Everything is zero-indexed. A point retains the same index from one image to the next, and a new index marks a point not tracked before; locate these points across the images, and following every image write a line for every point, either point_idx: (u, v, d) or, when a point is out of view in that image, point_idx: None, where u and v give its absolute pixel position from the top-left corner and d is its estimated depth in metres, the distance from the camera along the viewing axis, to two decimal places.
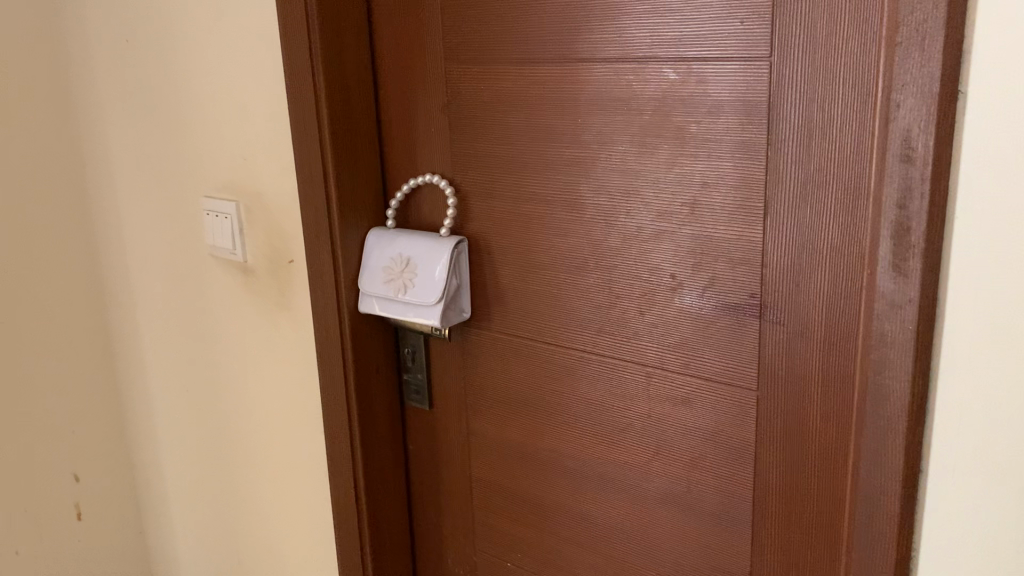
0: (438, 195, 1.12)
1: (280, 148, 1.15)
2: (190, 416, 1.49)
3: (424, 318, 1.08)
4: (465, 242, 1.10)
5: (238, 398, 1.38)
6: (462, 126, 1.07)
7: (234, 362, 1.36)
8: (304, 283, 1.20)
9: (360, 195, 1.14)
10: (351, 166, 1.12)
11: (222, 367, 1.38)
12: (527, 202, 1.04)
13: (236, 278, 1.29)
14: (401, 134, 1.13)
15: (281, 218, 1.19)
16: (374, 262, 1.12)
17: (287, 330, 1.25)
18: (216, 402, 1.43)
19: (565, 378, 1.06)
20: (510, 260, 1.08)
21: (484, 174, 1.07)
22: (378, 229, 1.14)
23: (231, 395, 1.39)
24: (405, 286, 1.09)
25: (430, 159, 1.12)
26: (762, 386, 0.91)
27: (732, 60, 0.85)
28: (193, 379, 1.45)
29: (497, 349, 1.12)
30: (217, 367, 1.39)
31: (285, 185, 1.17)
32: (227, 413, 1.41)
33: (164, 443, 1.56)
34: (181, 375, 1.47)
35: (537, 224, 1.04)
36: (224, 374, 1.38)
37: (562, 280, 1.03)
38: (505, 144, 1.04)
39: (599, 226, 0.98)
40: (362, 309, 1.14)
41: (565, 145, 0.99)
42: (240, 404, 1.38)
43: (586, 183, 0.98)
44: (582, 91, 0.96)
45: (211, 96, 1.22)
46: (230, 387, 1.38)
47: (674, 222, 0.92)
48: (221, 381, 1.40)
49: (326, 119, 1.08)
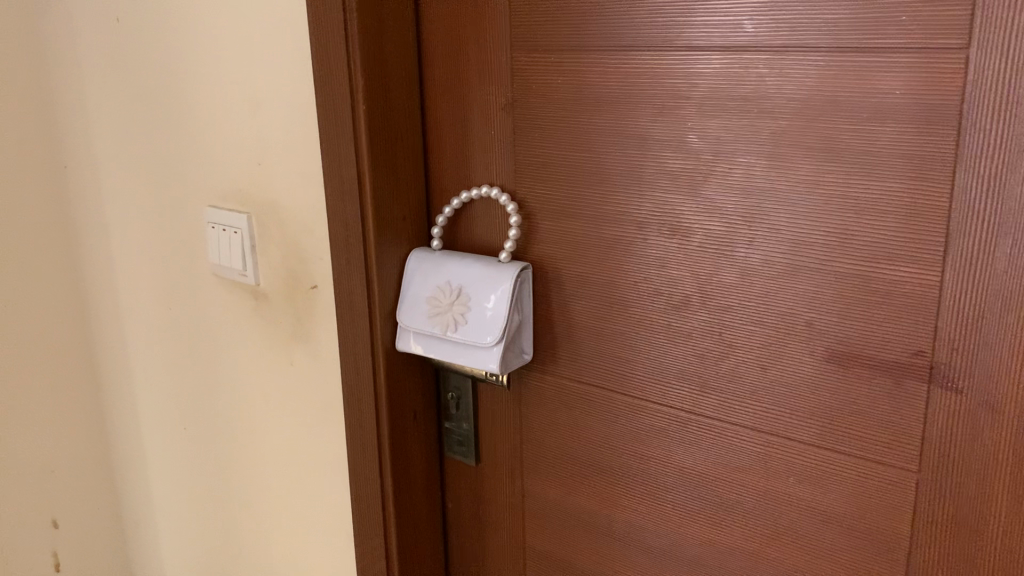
0: (496, 211, 0.92)
1: (303, 153, 0.95)
2: (185, 457, 1.29)
3: (479, 363, 0.89)
4: (529, 269, 0.90)
5: (244, 441, 1.17)
6: (531, 128, 0.87)
7: (241, 400, 1.15)
8: (328, 315, 0.99)
9: (400, 211, 0.94)
10: (389, 176, 0.91)
11: (226, 403, 1.18)
12: (611, 224, 0.84)
13: (244, 302, 1.09)
14: (450, 137, 0.93)
15: (301, 236, 0.99)
16: (416, 293, 0.93)
17: (305, 369, 1.05)
18: (216, 442, 1.22)
19: (653, 439, 0.87)
20: (587, 294, 0.88)
21: (556, 189, 0.87)
22: (420, 251, 0.95)
23: (235, 436, 1.19)
24: (456, 323, 0.89)
25: (486, 167, 0.92)
26: (923, 468, 0.72)
27: (911, 50, 0.65)
28: (191, 414, 1.25)
29: (564, 399, 0.93)
30: (220, 402, 1.19)
31: (307, 195, 0.96)
32: (230, 455, 1.21)
33: (157, 484, 1.36)
34: (177, 412, 1.27)
35: (625, 252, 0.84)
36: (230, 412, 1.18)
37: (653, 321, 0.84)
38: (585, 151, 0.84)
39: (708, 258, 0.78)
40: (400, 346, 0.94)
41: (667, 155, 0.78)
42: (245, 448, 1.17)
43: (693, 204, 0.78)
44: (692, 87, 0.76)
45: (220, 88, 1.01)
46: (235, 427, 1.18)
47: (814, 256, 0.73)
48: (225, 420, 1.19)
49: (363, 119, 0.88)
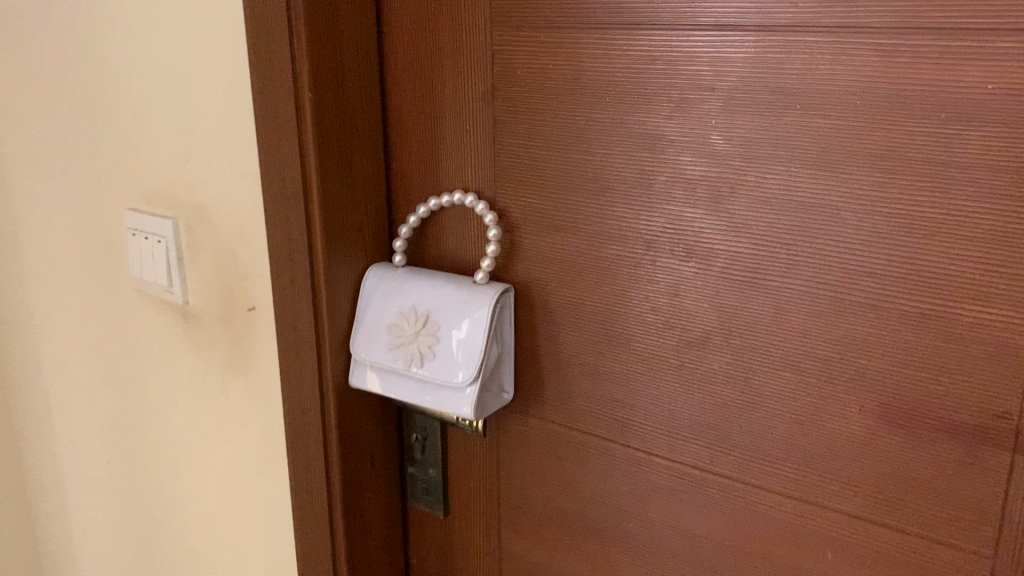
0: (470, 221, 0.77)
1: (237, 149, 0.79)
2: (105, 500, 1.11)
3: (451, 406, 0.74)
4: (509, 293, 0.75)
5: (173, 483, 1.01)
6: (515, 124, 0.72)
7: (167, 436, 0.99)
8: (268, 342, 0.83)
9: (355, 221, 0.78)
10: (341, 179, 0.76)
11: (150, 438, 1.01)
12: (611, 241, 0.69)
13: (170, 323, 0.92)
14: (416, 132, 0.78)
15: (235, 248, 0.82)
16: (376, 319, 0.78)
17: (241, 403, 0.89)
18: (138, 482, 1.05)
19: (658, 500, 0.72)
20: (580, 324, 0.73)
21: (545, 196, 0.72)
22: (379, 269, 0.79)
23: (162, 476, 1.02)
24: (425, 357, 0.75)
25: (460, 169, 0.76)
26: (1002, 555, 0.58)
27: (1008, 32, 0.50)
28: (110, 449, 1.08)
29: (550, 447, 0.78)
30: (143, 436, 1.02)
31: (243, 200, 0.80)
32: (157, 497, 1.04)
33: (75, 525, 1.19)
34: (95, 449, 1.10)
35: (628, 275, 0.69)
36: (155, 451, 1.01)
37: (662, 359, 0.69)
38: (581, 152, 0.69)
39: (732, 286, 0.64)
40: (356, 382, 0.79)
41: (684, 160, 0.64)
42: (171, 492, 1.01)
43: (715, 220, 0.63)
44: (718, 76, 0.61)
45: (141, 69, 0.84)
46: (161, 469, 1.01)
47: (870, 289, 0.58)
48: (148, 459, 1.02)
49: (309, 111, 0.72)
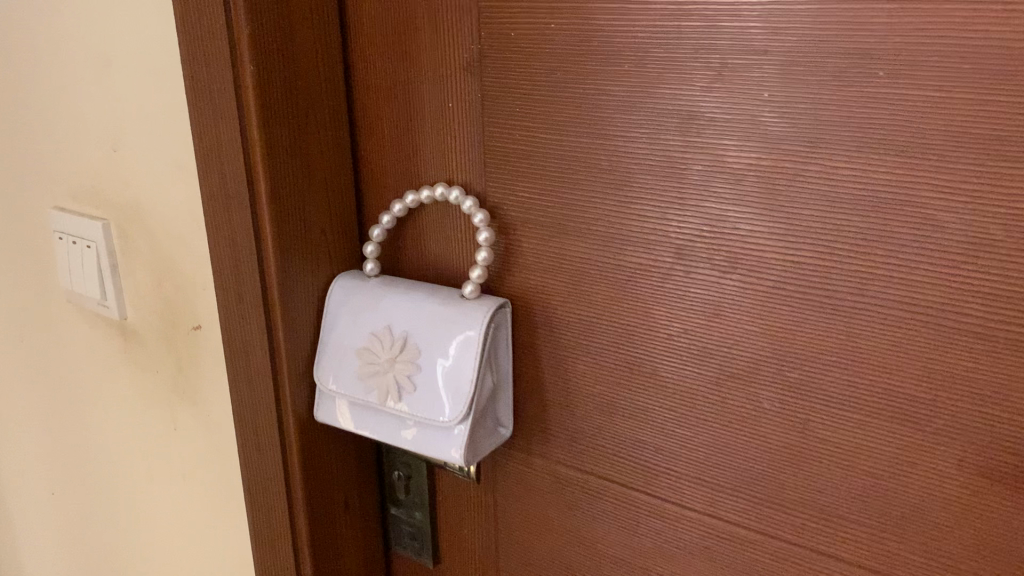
0: (455, 221, 0.63)
1: (170, 138, 0.64)
2: (44, 539, 0.98)
3: (436, 450, 0.61)
4: (505, 307, 0.61)
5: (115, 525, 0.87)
6: (508, 101, 0.58)
7: (107, 473, 0.85)
8: (218, 366, 0.70)
9: (317, 224, 0.64)
10: (297, 174, 0.62)
11: (87, 473, 0.87)
12: (632, 246, 0.55)
13: (106, 342, 0.78)
14: (390, 112, 0.64)
15: (174, 256, 0.68)
16: (344, 343, 0.64)
17: (190, 437, 0.75)
18: (77, 521, 0.91)
19: (691, 561, 0.59)
20: (592, 346, 0.59)
21: (547, 191, 0.58)
22: (348, 281, 0.66)
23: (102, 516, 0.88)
24: (403, 390, 0.62)
25: (442, 157, 0.62)
26: None
27: None
28: (46, 484, 0.93)
29: (558, 493, 0.64)
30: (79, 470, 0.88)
31: (179, 198, 0.66)
32: (97, 540, 0.90)
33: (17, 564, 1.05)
34: (30, 483, 0.96)
35: (654, 289, 0.55)
36: (94, 489, 0.87)
37: (697, 393, 0.55)
38: (592, 135, 0.54)
39: (790, 304, 0.50)
40: (324, 415, 0.66)
41: (726, 144, 0.50)
42: (116, 534, 0.87)
43: (767, 221, 0.49)
44: (773, 35, 0.47)
45: (58, 41, 0.70)
46: (103, 508, 0.87)
47: (973, 314, 0.44)
48: (88, 498, 0.88)
49: (252, 93, 0.58)
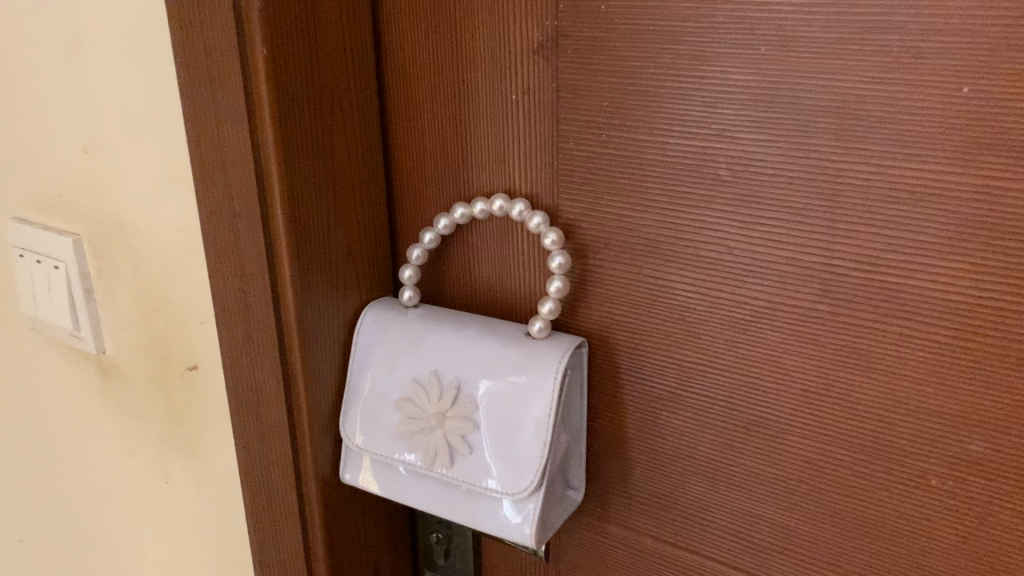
0: (514, 240, 0.51)
1: (159, 138, 0.52)
2: None
3: (499, 527, 0.49)
4: (580, 348, 0.49)
5: None
6: (591, 93, 0.45)
7: (81, 527, 0.72)
8: (220, 413, 0.57)
9: (342, 244, 0.52)
10: (319, 185, 0.50)
11: (58, 527, 0.74)
12: (758, 279, 0.44)
13: (80, 378, 0.66)
14: (434, 105, 0.51)
15: (164, 283, 0.56)
16: (378, 392, 0.52)
17: (184, 494, 0.63)
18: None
19: None
20: (694, 399, 0.48)
21: (641, 207, 0.46)
22: (380, 314, 0.54)
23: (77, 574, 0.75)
24: (457, 454, 0.50)
25: (500, 162, 0.50)
26: None
27: None
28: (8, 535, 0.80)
29: (641, 570, 0.53)
30: (47, 523, 0.75)
31: (169, 212, 0.53)
32: None
33: None
34: None
35: (786, 333, 0.44)
36: (65, 544, 0.74)
37: (839, 463, 0.44)
38: (708, 137, 0.43)
39: (979, 360, 0.39)
40: (352, 477, 0.54)
41: (902, 152, 0.38)
42: None
43: (955, 253, 0.38)
44: (978, 9, 0.35)
45: (17, 15, 0.57)
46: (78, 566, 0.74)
47: None
48: (59, 554, 0.76)
49: (265, 86, 0.45)
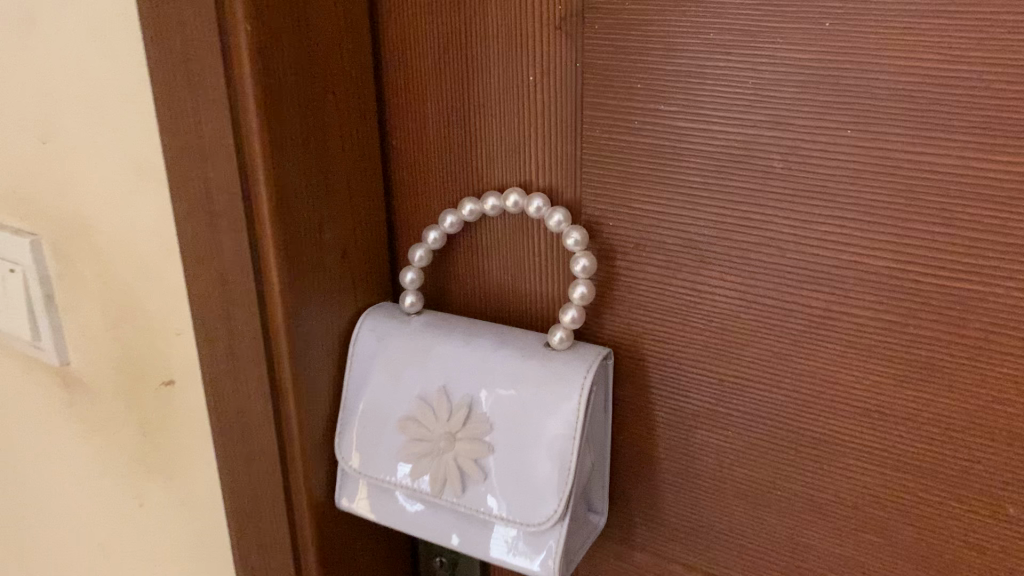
0: (530, 239, 0.45)
1: (126, 126, 0.46)
2: None
3: (516, 561, 0.44)
4: (606, 360, 0.44)
5: None
6: (622, 74, 0.40)
7: (44, 553, 0.66)
8: (200, 430, 0.52)
9: (336, 246, 0.47)
10: (310, 180, 0.44)
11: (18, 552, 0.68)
12: (813, 285, 0.39)
13: (41, 391, 0.59)
14: (438, 89, 0.46)
15: (135, 289, 0.50)
16: (378, 409, 0.47)
17: (161, 519, 0.57)
18: None
19: None
20: (734, 418, 0.43)
21: (677, 203, 0.41)
22: (378, 323, 0.48)
23: None
24: (468, 480, 0.44)
25: (513, 151, 0.45)
26: None
27: None
28: None
29: None
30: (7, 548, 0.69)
31: (138, 209, 0.47)
32: None
33: None
34: None
35: (845, 345, 0.39)
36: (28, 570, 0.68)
37: (901, 489, 0.40)
38: (760, 123, 0.37)
39: None
40: (348, 504, 0.48)
41: (991, 142, 0.33)
42: None
43: None
44: None
45: None
46: None
47: None
48: None
49: (250, 67, 0.40)
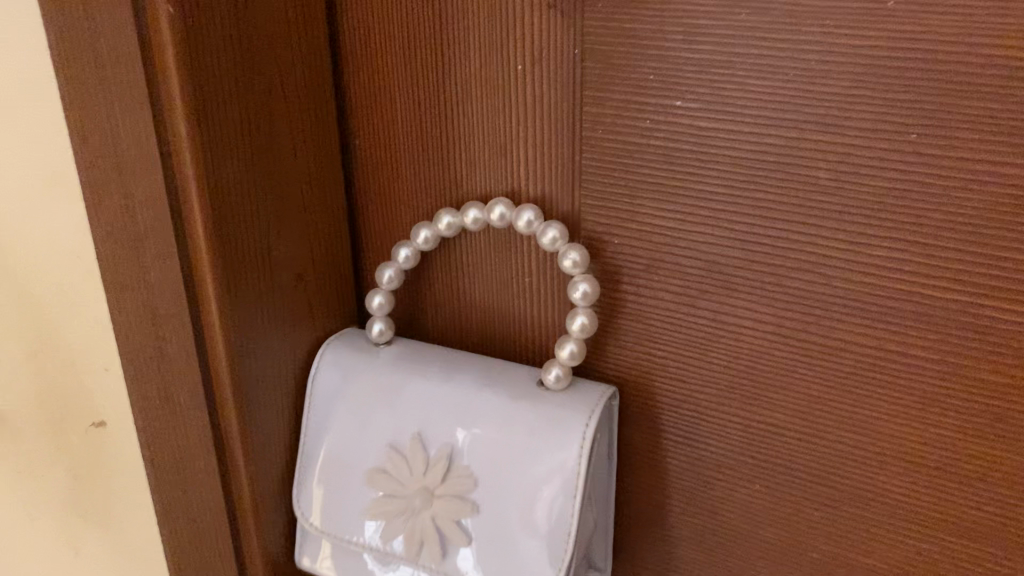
0: (518, 258, 0.38)
1: (31, 127, 0.38)
2: None
3: None
4: (611, 401, 0.38)
5: None
6: (629, 63, 0.33)
7: None
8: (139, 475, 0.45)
9: (290, 265, 0.40)
10: (254, 190, 0.37)
11: None
12: (865, 318, 0.32)
13: None
14: (406, 79, 0.39)
15: (53, 317, 0.42)
16: (344, 458, 0.40)
17: (99, 571, 0.50)
18: None
19: None
20: (762, 470, 0.36)
21: (698, 219, 0.34)
22: (343, 355, 0.41)
23: None
24: (449, 543, 0.37)
25: (497, 154, 0.38)
26: None
27: None
28: None
29: None
30: None
31: (53, 225, 0.40)
32: None
33: None
34: None
35: (902, 390, 0.32)
36: None
37: (963, 558, 0.33)
38: (803, 124, 0.31)
39: None
40: (309, 566, 0.41)
41: None
42: None
43: None
44: None
45: None
46: None
47: None
48: None
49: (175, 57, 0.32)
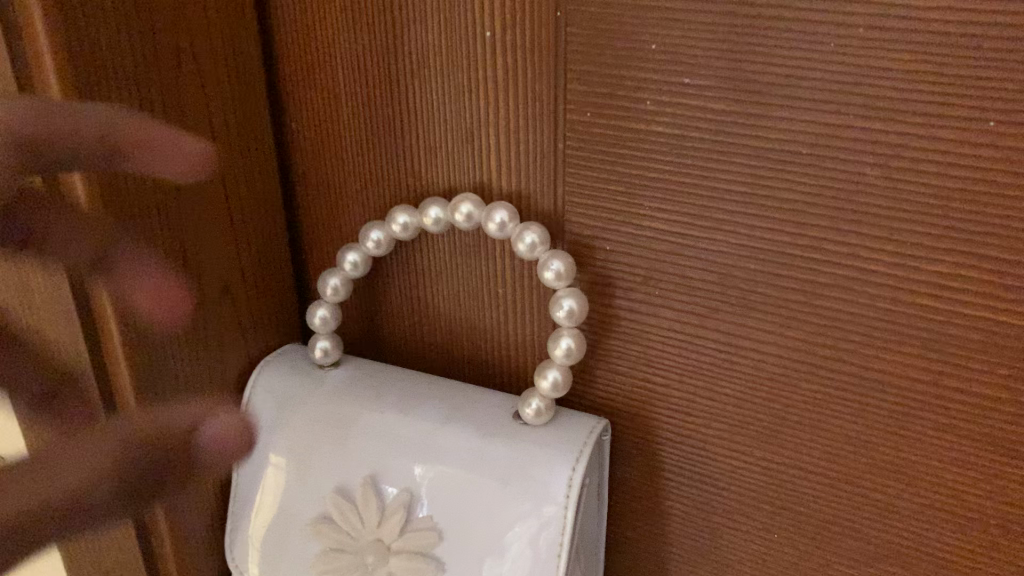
0: (488, 265, 0.32)
1: None
2: None
3: None
4: (601, 437, 0.31)
5: None
6: (625, 30, 0.26)
7: None
8: None
9: (214, 270, 0.33)
10: (162, 186, 0.30)
11: None
12: (917, 349, 0.26)
13: None
14: (350, 48, 0.32)
15: None
16: (284, 502, 0.34)
17: None
18: None
19: None
20: (782, 521, 0.30)
21: (709, 224, 0.28)
22: (285, 381, 0.35)
23: None
24: None
25: (461, 140, 0.31)
26: None
27: None
28: None
29: None
30: None
31: None
32: None
33: None
34: None
35: (959, 437, 0.26)
36: None
37: None
38: (845, 108, 0.24)
39: None
40: None
41: None
42: None
43: None
44: None
45: None
46: None
47: None
48: None
49: None
